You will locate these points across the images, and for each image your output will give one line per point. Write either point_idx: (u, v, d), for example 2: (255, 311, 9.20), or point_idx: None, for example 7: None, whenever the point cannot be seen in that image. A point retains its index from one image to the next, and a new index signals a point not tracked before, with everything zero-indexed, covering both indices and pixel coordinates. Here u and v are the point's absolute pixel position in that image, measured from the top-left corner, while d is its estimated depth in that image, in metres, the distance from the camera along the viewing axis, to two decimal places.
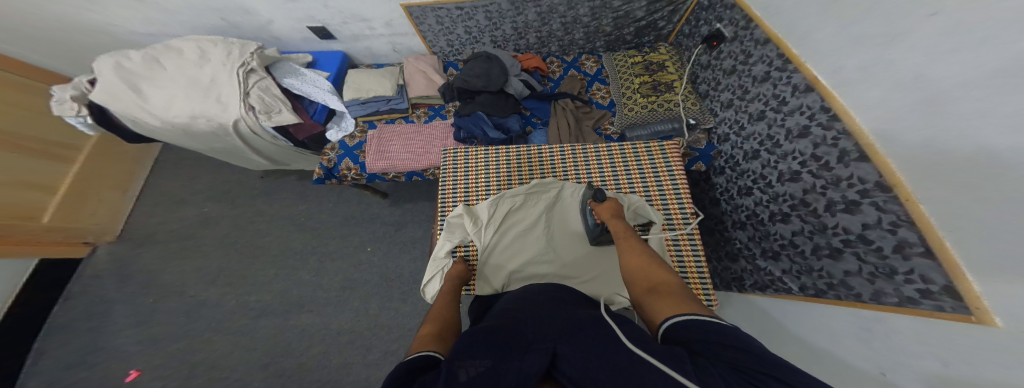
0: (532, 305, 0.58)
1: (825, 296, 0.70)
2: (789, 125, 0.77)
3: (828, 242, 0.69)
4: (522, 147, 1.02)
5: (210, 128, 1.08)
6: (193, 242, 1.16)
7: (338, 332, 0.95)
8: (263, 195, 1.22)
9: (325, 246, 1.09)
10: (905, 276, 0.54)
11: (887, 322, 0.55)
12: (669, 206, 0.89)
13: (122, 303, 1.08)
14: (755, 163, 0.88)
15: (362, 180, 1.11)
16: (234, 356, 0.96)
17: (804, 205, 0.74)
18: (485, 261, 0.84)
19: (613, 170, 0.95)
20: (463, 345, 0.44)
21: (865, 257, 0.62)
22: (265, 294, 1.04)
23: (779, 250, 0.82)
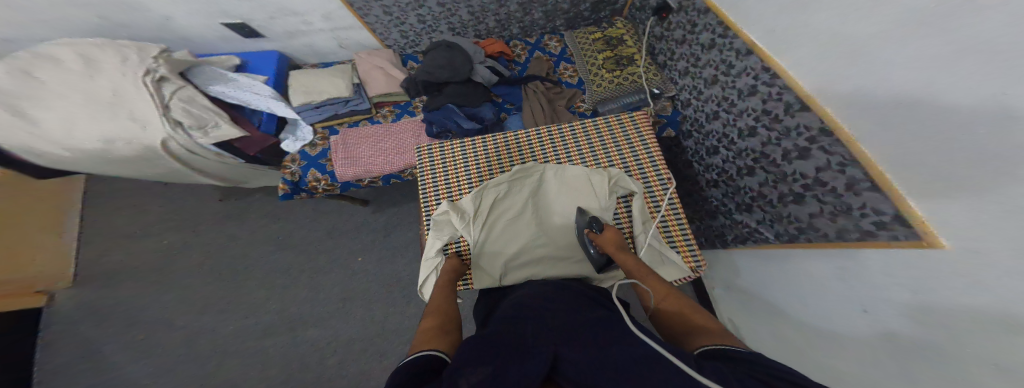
0: (533, 307, 0.59)
1: (799, 240, 0.76)
2: (742, 84, 0.79)
3: (790, 189, 0.75)
4: (497, 135, 0.97)
5: (135, 152, 0.92)
6: (168, 274, 1.10)
7: (349, 342, 0.99)
8: (232, 218, 1.17)
9: (314, 261, 1.09)
10: (859, 212, 0.59)
11: (858, 259, 0.61)
12: (646, 175, 0.90)
13: (106, 346, 1.02)
14: (717, 125, 0.91)
15: (336, 189, 1.04)
16: (249, 378, 0.96)
17: (764, 158, 0.79)
18: (478, 256, 0.82)
19: (590, 148, 0.94)
20: (467, 350, 0.45)
21: (822, 198, 0.67)
22: (264, 315, 1.04)
23: (751, 203, 0.87)
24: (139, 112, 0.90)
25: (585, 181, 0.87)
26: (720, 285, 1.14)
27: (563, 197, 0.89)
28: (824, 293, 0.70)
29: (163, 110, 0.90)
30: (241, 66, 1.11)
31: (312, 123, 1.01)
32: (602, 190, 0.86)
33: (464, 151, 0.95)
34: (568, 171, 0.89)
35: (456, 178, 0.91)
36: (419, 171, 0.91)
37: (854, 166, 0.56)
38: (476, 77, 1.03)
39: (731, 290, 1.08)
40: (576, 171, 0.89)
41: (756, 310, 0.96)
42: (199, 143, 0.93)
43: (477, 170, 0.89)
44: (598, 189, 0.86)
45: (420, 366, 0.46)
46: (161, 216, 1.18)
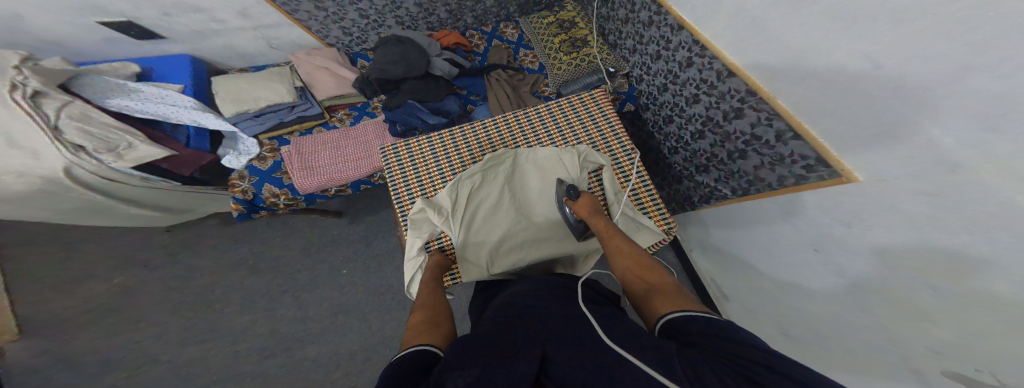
0: (520, 297, 0.55)
1: (750, 195, 0.75)
2: (679, 55, 0.77)
3: (735, 147, 0.73)
4: (460, 127, 0.86)
5: (32, 185, 0.74)
6: (128, 312, 1.00)
7: (352, 353, 0.97)
8: (189, 248, 1.07)
9: (294, 281, 1.04)
10: (790, 160, 0.59)
11: (802, 213, 0.62)
12: (613, 149, 0.84)
13: None
14: (667, 95, 0.87)
15: (301, 202, 0.92)
16: None
17: (709, 119, 0.76)
18: (463, 254, 0.75)
19: (557, 127, 0.86)
20: (452, 352, 0.39)
21: (763, 153, 0.66)
22: (254, 339, 0.99)
23: (707, 163, 0.84)
24: (22, 136, 0.71)
25: (556, 161, 0.79)
26: (696, 246, 1.12)
27: (536, 179, 0.82)
28: (781, 249, 0.71)
29: (51, 129, 0.72)
30: (143, 73, 0.92)
31: (255, 134, 0.85)
32: (574, 170, 0.79)
33: (432, 146, 0.84)
34: (539, 154, 0.81)
35: (428, 174, 0.82)
36: (386, 172, 0.80)
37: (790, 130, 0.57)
38: (436, 70, 0.88)
39: (706, 249, 1.07)
40: (549, 152, 0.82)
41: (732, 269, 0.96)
42: (117, 168, 0.78)
43: (446, 164, 0.80)
44: (571, 167, 0.79)
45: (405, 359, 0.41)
46: (102, 256, 1.06)
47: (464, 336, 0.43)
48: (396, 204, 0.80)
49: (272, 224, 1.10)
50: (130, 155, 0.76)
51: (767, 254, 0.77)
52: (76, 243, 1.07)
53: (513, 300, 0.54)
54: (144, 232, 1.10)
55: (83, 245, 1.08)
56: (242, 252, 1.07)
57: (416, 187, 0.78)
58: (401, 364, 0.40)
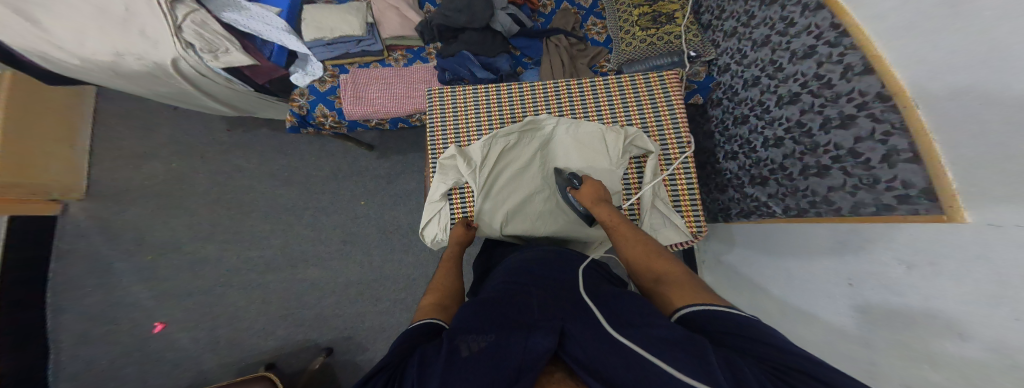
0: (535, 263, 0.60)
1: (806, 214, 0.69)
2: (795, 47, 0.67)
3: (818, 161, 0.65)
4: (510, 84, 0.91)
5: (145, 68, 0.90)
6: (174, 198, 1.12)
7: (346, 284, 1.04)
8: (235, 150, 1.16)
9: (317, 201, 1.09)
10: (885, 186, 0.53)
11: (862, 234, 0.57)
12: (665, 136, 0.85)
13: (119, 261, 1.09)
14: (754, 91, 0.79)
15: (343, 127, 1.03)
16: (251, 309, 1.04)
17: (798, 126, 0.68)
18: (481, 205, 0.85)
19: (609, 103, 0.89)
20: (461, 320, 0.44)
21: (851, 172, 0.59)
22: (266, 250, 1.07)
23: (767, 175, 0.78)
24: (151, 29, 0.86)
25: (598, 138, 0.84)
26: (709, 259, 1.14)
27: (569, 155, 0.87)
28: (814, 287, 0.68)
29: (175, 29, 0.85)
30: None
31: (322, 60, 0.97)
32: (616, 147, 0.83)
33: (478, 98, 0.90)
34: (582, 128, 0.85)
35: (466, 125, 0.89)
36: (428, 114, 0.89)
37: (896, 153, 0.50)
38: (496, 25, 0.95)
39: (718, 263, 1.08)
40: (592, 127, 0.85)
41: (744, 289, 0.95)
42: (210, 66, 0.92)
43: (487, 118, 0.87)
44: (612, 148, 0.83)
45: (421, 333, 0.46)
46: (165, 140, 1.17)
47: (476, 305, 0.47)
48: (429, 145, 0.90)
49: (308, 142, 1.15)
50: (223, 58, 0.89)
51: (782, 271, 0.78)
52: (149, 123, 1.20)
53: (525, 266, 0.59)
54: (204, 122, 1.20)
55: (154, 126, 1.20)
56: (278, 163, 1.13)
57: (454, 136, 0.86)
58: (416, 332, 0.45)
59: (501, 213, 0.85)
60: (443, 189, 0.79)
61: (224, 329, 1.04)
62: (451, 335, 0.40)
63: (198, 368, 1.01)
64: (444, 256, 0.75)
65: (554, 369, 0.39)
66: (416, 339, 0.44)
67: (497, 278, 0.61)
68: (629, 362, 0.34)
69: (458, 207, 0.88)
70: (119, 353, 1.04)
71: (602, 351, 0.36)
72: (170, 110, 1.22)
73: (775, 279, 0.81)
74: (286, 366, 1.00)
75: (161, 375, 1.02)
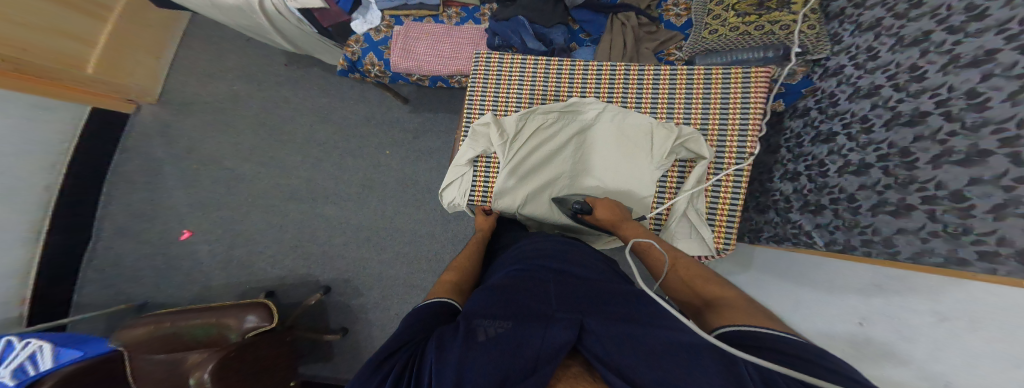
0: (540, 254, 0.62)
1: (856, 251, 0.62)
2: (962, 51, 0.49)
3: (902, 198, 0.55)
4: (564, 60, 0.87)
5: (235, 1, 0.96)
6: (227, 118, 1.21)
7: (357, 227, 1.06)
8: (288, 84, 1.23)
9: (346, 143, 1.13)
10: (970, 239, 0.45)
11: (915, 280, 0.51)
12: (724, 141, 0.77)
13: (168, 164, 1.19)
14: (863, 104, 0.64)
15: (385, 78, 1.07)
16: (267, 232, 1.09)
17: (899, 154, 0.57)
18: (505, 182, 0.83)
19: (668, 96, 0.82)
20: (477, 305, 0.46)
21: (940, 217, 0.49)
22: (293, 180, 1.12)
23: (828, 204, 0.68)
24: None
25: (645, 132, 0.80)
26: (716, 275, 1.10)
27: (608, 148, 0.83)
28: (821, 317, 0.66)
29: None
30: None
31: (383, 9, 0.99)
32: (665, 146, 0.77)
33: (524, 68, 0.88)
34: (629, 120, 0.82)
35: (507, 91, 0.88)
36: (471, 78, 0.90)
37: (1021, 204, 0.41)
38: None
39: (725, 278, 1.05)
40: (640, 120, 0.81)
41: None
42: (287, 5, 0.97)
43: (529, 90, 0.86)
44: (657, 145, 0.78)
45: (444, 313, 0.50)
46: (232, 65, 1.27)
47: (489, 294, 0.49)
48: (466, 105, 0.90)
49: (353, 86, 1.19)
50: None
51: (791, 297, 0.76)
52: (222, 47, 1.30)
53: (537, 258, 0.61)
54: (268, 54, 1.28)
55: (225, 51, 1.30)
56: (320, 102, 1.18)
57: (492, 103, 0.87)
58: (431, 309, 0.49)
59: (523, 191, 0.84)
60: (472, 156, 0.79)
61: (237, 249, 1.09)
62: (468, 319, 0.42)
63: (208, 281, 1.07)
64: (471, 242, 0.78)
65: (573, 362, 0.40)
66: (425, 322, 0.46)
67: (509, 264, 0.63)
68: (649, 355, 0.35)
69: (481, 174, 0.88)
70: (149, 250, 1.12)
71: (619, 350, 0.36)
72: (242, 39, 1.32)
73: (784, 306, 0.78)
74: (285, 296, 1.04)
75: (177, 279, 1.09)
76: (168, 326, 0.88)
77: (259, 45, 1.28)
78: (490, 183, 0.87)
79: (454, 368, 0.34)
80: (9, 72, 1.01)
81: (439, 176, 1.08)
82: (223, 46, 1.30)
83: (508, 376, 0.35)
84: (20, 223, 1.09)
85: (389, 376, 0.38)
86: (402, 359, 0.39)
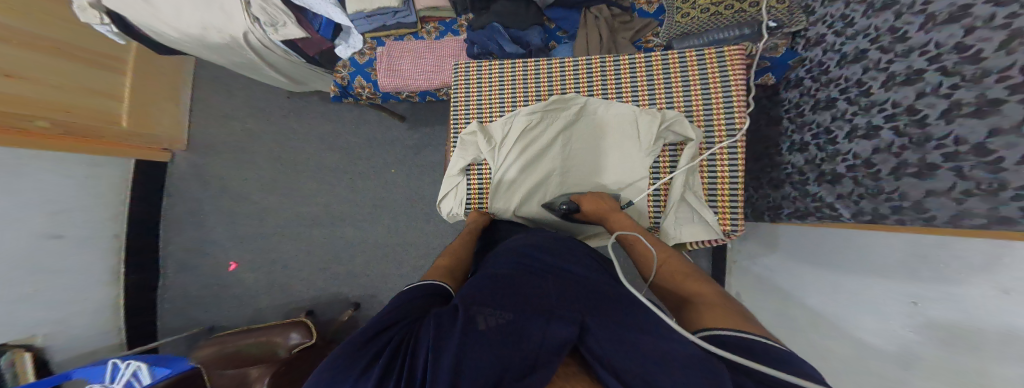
0: (536, 247, 0.66)
1: (885, 220, 0.55)
2: (935, 10, 0.46)
3: (922, 158, 0.49)
4: (537, 60, 0.85)
5: (224, 41, 0.99)
6: (246, 153, 1.30)
7: (375, 246, 1.14)
8: (293, 115, 1.29)
9: (354, 166, 1.19)
10: (1011, 192, 0.39)
11: (963, 246, 0.48)
12: (711, 121, 0.74)
13: (206, 203, 1.31)
14: (856, 69, 0.59)
15: (377, 99, 1.08)
16: (299, 257, 1.19)
17: (905, 114, 0.51)
18: (503, 175, 0.83)
19: (648, 83, 0.79)
20: (473, 289, 0.51)
21: (968, 173, 0.43)
22: (313, 207, 1.20)
23: (842, 172, 0.63)
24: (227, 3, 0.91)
25: (630, 121, 0.79)
26: (742, 258, 1.09)
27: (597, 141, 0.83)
28: (860, 296, 0.65)
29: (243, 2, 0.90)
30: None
31: (363, 32, 0.99)
32: (652, 134, 0.75)
33: (502, 72, 0.86)
34: (614, 111, 0.80)
35: (488, 97, 0.87)
36: (452, 91, 0.89)
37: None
38: None
39: (752, 263, 1.03)
40: (624, 108, 0.79)
41: (771, 294, 0.94)
42: (272, 39, 0.99)
43: (509, 92, 0.85)
44: (643, 132, 0.77)
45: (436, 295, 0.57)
46: (242, 103, 1.35)
47: (490, 282, 0.53)
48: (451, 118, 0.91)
49: (351, 109, 1.23)
50: (282, 32, 0.96)
51: (830, 278, 0.74)
52: (230, 86, 1.37)
53: (535, 247, 0.66)
54: (271, 87, 1.33)
55: (233, 89, 1.37)
56: (325, 129, 1.23)
57: (475, 111, 0.87)
58: (423, 292, 0.55)
59: (517, 191, 0.85)
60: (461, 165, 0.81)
61: (277, 274, 1.20)
62: (467, 304, 0.46)
63: (258, 304, 1.21)
64: (467, 229, 0.82)
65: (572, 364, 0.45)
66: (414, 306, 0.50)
67: (496, 259, 0.67)
68: (643, 359, 0.39)
69: (474, 182, 0.89)
70: (204, 280, 1.27)
71: (613, 350, 0.41)
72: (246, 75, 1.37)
73: (821, 287, 0.76)
74: (324, 312, 1.15)
75: (231, 303, 1.24)
76: (231, 347, 0.99)
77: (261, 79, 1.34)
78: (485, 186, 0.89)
79: (452, 355, 0.37)
80: (61, 134, 1.15)
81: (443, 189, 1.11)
82: (230, 84, 1.37)
83: (506, 369, 0.38)
84: (101, 265, 1.27)
85: (385, 349, 0.42)
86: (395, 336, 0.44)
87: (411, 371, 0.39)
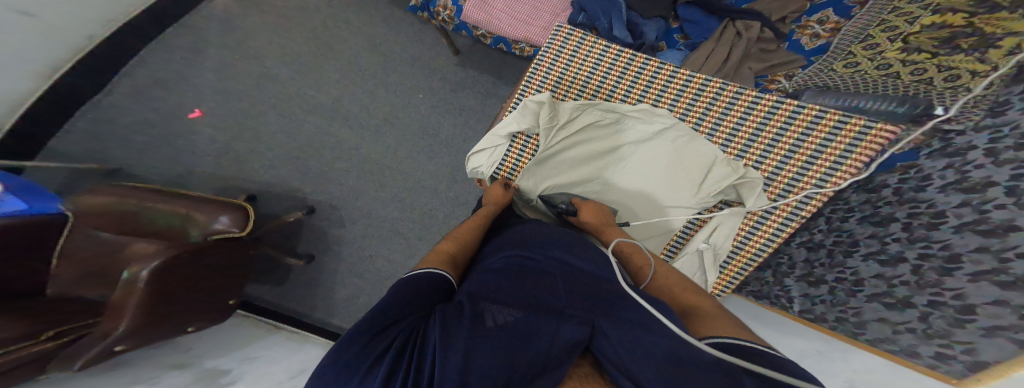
0: (541, 235, 0.57)
1: (823, 322, 0.65)
2: None
3: (907, 294, 0.52)
4: (652, 60, 0.74)
5: None
6: (285, 22, 1.18)
7: (364, 160, 0.98)
8: (351, 6, 1.19)
9: (385, 74, 1.07)
10: (940, 341, 0.48)
11: (849, 351, 0.58)
12: (785, 196, 0.65)
13: (214, 49, 1.15)
14: (954, 198, 0.46)
15: (451, 25, 0.99)
16: (274, 136, 1.01)
17: (943, 258, 0.47)
18: (538, 162, 0.77)
19: (737, 126, 0.68)
20: (480, 286, 0.44)
21: (930, 320, 0.49)
22: (320, 94, 1.06)
23: (829, 280, 0.64)
24: None
25: (702, 166, 0.69)
26: None
27: (660, 172, 0.73)
28: None
29: None
30: None
31: None
32: (722, 183, 0.67)
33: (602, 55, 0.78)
34: (693, 148, 0.70)
35: (575, 73, 0.80)
36: (544, 48, 0.83)
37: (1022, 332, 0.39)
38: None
39: None
40: (704, 150, 0.69)
41: None
42: None
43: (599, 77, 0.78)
44: (707, 184, 0.68)
45: (425, 287, 0.43)
46: None
47: (497, 275, 0.46)
48: (525, 80, 0.84)
49: (416, 25, 1.15)
50: None
51: None
52: None
53: (537, 241, 0.55)
54: None
55: None
56: (376, 31, 1.13)
57: (555, 83, 0.81)
58: (421, 279, 0.44)
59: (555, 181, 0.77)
60: (514, 131, 0.71)
61: (239, 144, 1.01)
62: (475, 301, 0.39)
63: (195, 166, 0.99)
64: (479, 212, 0.70)
65: (584, 362, 0.37)
66: (415, 298, 0.40)
67: (496, 251, 0.55)
68: (645, 354, 0.33)
69: (515, 151, 0.82)
70: (144, 116, 1.06)
71: (616, 345, 0.35)
72: None
73: None
74: (266, 206, 0.95)
75: (161, 151, 1.02)
76: (134, 204, 0.79)
77: None
78: (523, 160, 0.82)
79: (461, 350, 0.31)
80: None
81: (465, 134, 1.00)
82: None
83: (515, 370, 0.31)
84: (46, 56, 1.04)
85: (384, 354, 0.33)
86: (402, 334, 0.34)
87: (420, 368, 0.32)
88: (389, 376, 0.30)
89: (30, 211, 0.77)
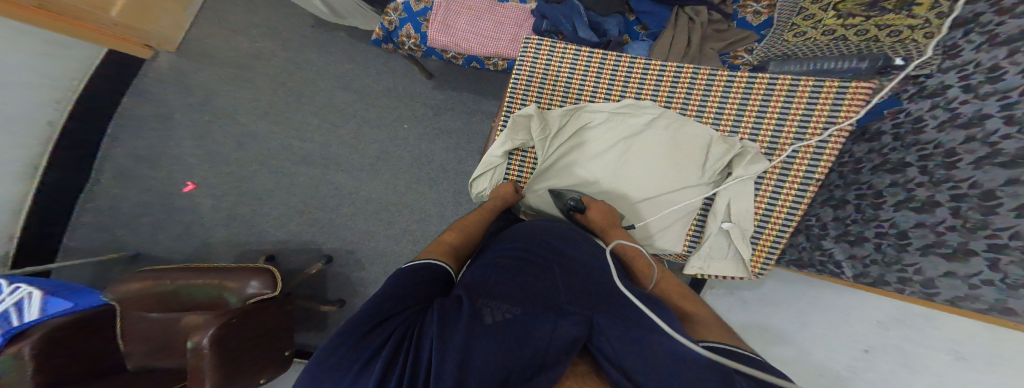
0: (548, 233, 0.63)
1: (885, 286, 0.57)
2: None
3: (964, 242, 0.48)
4: (622, 56, 0.78)
5: None
6: (250, 74, 1.20)
7: (367, 199, 1.07)
8: (311, 45, 1.20)
9: (365, 112, 1.12)
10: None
11: (935, 319, 0.52)
12: (789, 166, 0.69)
13: (180, 113, 1.20)
14: (958, 135, 0.49)
15: (420, 52, 1.02)
16: (276, 193, 1.09)
17: (979, 196, 0.46)
18: (540, 171, 0.83)
19: (720, 106, 0.73)
20: (479, 280, 0.50)
21: (1002, 268, 0.44)
22: (307, 142, 1.12)
23: (862, 235, 0.62)
24: None
25: (699, 147, 0.74)
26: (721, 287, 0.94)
27: (663, 161, 0.75)
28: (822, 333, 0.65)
29: None
30: None
31: None
32: (722, 161, 0.73)
33: (576, 61, 0.81)
34: (687, 132, 0.75)
35: (556, 82, 0.83)
36: (516, 65, 0.84)
37: None
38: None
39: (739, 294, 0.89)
40: (700, 132, 0.74)
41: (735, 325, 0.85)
42: None
43: (579, 84, 0.81)
44: (710, 163, 0.74)
45: (428, 277, 0.51)
46: (258, 22, 1.25)
47: (496, 271, 0.51)
48: (507, 98, 0.86)
49: (381, 54, 1.18)
50: None
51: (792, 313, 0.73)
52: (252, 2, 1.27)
53: (550, 239, 0.61)
54: (298, 15, 1.24)
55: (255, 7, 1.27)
56: (344, 68, 1.16)
57: (537, 97, 0.84)
58: (421, 266, 0.52)
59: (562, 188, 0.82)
60: (511, 151, 0.76)
61: (243, 207, 1.10)
62: (473, 297, 0.45)
63: (208, 236, 1.09)
64: (484, 205, 0.77)
65: (580, 361, 0.44)
66: (419, 289, 0.48)
67: (502, 241, 0.62)
68: (635, 345, 0.40)
69: (515, 168, 0.88)
70: (155, 198, 1.14)
71: (610, 344, 0.41)
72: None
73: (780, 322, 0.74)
74: (286, 260, 1.06)
75: (178, 228, 1.12)
76: (168, 284, 0.85)
77: (290, 5, 1.26)
78: (524, 176, 0.88)
79: (460, 347, 0.36)
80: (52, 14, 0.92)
81: (455, 157, 1.08)
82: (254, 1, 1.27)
83: (512, 370, 0.36)
84: (19, 156, 1.03)
85: (386, 341, 0.39)
86: (398, 328, 0.40)
87: (418, 367, 0.36)
88: (386, 368, 0.36)
89: (77, 306, 0.82)
